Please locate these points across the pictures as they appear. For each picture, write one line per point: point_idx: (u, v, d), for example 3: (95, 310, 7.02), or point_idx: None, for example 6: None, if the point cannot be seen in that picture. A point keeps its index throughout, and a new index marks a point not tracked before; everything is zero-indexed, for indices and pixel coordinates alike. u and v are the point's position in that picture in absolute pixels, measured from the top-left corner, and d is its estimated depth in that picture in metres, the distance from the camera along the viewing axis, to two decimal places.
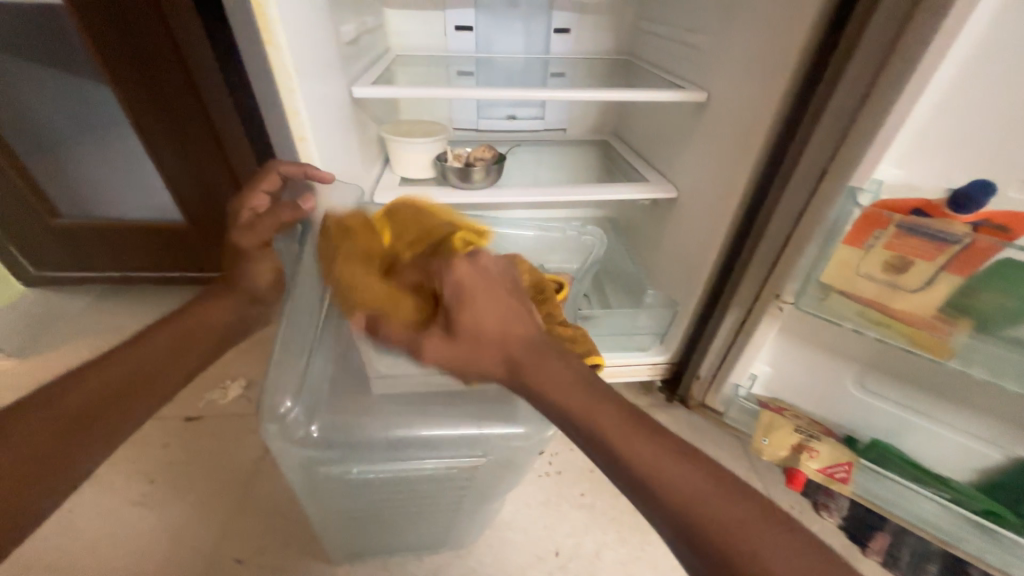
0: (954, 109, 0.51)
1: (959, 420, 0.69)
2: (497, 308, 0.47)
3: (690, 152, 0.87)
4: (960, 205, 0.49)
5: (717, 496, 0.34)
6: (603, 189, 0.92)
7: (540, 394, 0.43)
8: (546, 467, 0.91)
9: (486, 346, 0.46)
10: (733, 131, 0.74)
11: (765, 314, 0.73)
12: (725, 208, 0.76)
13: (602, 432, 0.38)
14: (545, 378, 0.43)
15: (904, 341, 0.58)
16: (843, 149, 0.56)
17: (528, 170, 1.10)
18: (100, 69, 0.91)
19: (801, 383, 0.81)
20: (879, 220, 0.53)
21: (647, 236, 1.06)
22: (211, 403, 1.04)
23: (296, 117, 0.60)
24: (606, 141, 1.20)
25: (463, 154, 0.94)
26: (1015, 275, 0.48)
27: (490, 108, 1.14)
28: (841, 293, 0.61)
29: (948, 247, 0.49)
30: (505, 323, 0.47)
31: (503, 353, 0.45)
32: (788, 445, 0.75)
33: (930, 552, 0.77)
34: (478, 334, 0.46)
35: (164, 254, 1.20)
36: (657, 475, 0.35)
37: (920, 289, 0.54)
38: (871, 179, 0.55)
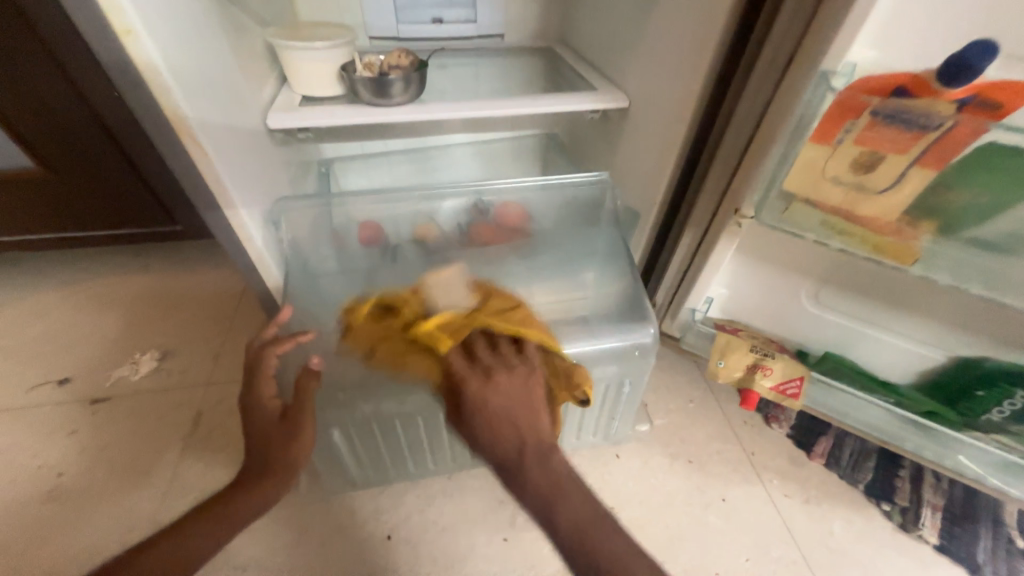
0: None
1: (909, 329, 0.68)
2: (510, 412, 0.51)
3: (642, 51, 0.75)
4: (952, 77, 0.41)
5: (578, 514, 0.46)
6: (548, 100, 0.79)
7: (539, 489, 0.47)
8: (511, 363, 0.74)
9: (501, 453, 0.50)
10: (687, 17, 0.63)
11: (722, 232, 0.66)
12: (679, 115, 0.68)
13: (502, 455, 0.50)
14: (541, 478, 0.48)
15: (869, 251, 0.53)
16: (813, 27, 0.47)
17: (462, 84, 0.94)
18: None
19: (756, 303, 0.78)
20: (856, 105, 0.45)
21: (597, 156, 0.97)
22: (121, 379, 0.92)
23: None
24: (550, 49, 1.05)
25: (375, 63, 0.76)
26: (996, 164, 0.43)
27: (412, 9, 0.95)
28: (804, 200, 0.55)
29: (926, 134, 0.44)
30: (516, 412, 0.51)
31: (513, 463, 0.49)
32: (743, 366, 0.73)
33: (866, 449, 0.86)
34: (489, 420, 0.51)
35: (18, 213, 0.96)
36: (587, 547, 0.44)
37: (891, 187, 0.48)
38: (846, 61, 0.45)
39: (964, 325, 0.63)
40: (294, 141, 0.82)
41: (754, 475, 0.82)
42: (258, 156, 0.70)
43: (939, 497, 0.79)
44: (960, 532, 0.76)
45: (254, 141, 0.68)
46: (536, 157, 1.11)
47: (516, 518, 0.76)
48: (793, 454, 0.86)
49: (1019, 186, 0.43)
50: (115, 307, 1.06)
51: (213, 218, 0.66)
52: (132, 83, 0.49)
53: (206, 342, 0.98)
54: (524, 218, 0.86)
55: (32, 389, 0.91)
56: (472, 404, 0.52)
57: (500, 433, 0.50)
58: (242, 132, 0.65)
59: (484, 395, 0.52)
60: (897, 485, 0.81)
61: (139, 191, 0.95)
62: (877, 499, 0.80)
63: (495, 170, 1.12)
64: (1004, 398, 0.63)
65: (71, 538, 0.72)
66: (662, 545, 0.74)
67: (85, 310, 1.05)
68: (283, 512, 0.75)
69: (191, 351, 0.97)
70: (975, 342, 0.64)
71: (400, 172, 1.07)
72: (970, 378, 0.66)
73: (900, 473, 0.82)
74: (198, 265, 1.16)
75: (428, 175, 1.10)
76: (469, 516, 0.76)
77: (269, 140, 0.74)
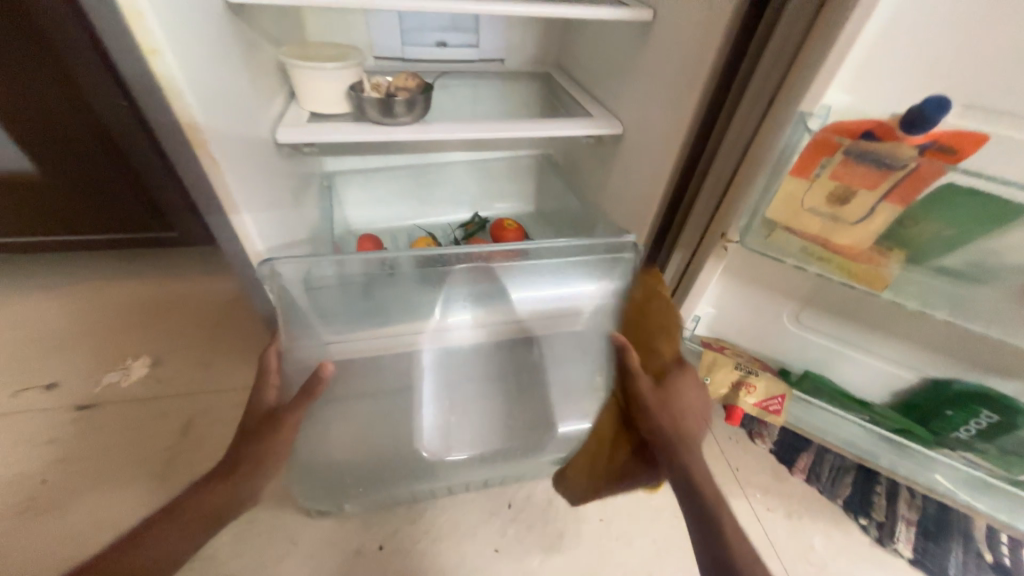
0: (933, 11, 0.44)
1: (883, 349, 0.72)
2: (698, 413, 0.59)
3: (636, 83, 0.80)
4: (914, 125, 0.47)
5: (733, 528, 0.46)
6: (547, 124, 0.83)
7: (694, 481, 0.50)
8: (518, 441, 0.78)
9: (677, 425, 0.56)
10: (678, 54, 0.68)
11: (710, 255, 0.70)
12: (670, 143, 0.72)
13: (677, 425, 0.56)
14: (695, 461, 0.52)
15: (843, 277, 0.58)
16: (791, 71, 0.52)
17: (464, 106, 0.97)
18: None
19: (742, 322, 0.81)
20: (829, 145, 0.50)
21: (592, 177, 1.01)
22: (111, 385, 0.91)
23: (139, 19, 0.46)
24: (547, 74, 1.10)
25: (383, 84, 0.79)
26: (954, 202, 0.47)
27: (418, 33, 0.99)
28: (785, 228, 0.59)
29: (892, 174, 0.48)
30: (700, 410, 0.59)
31: (685, 432, 0.55)
32: (729, 382, 0.77)
33: (845, 466, 0.89)
34: (672, 408, 0.58)
35: (15, 216, 0.95)
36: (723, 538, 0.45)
37: (862, 220, 0.52)
38: (822, 104, 0.51)
39: (932, 346, 0.67)
40: (300, 155, 0.85)
41: (739, 490, 0.85)
42: (266, 168, 0.72)
43: (913, 512, 0.83)
44: (933, 547, 0.80)
45: (263, 154, 0.71)
46: (532, 176, 1.15)
47: (508, 529, 0.77)
48: (776, 469, 0.88)
49: (974, 221, 0.48)
50: (107, 312, 1.06)
51: (220, 227, 0.67)
52: (154, 97, 0.51)
53: (200, 350, 0.99)
54: (522, 256, 0.77)
55: (18, 393, 0.90)
56: (677, 384, 0.60)
57: (682, 404, 0.58)
58: (253, 145, 0.67)
59: (678, 382, 0.61)
60: (874, 500, 0.84)
61: (141, 197, 0.95)
62: (855, 514, 0.83)
63: (492, 187, 1.16)
64: (972, 417, 0.67)
65: (54, 547, 0.70)
66: (650, 558, 0.76)
67: (76, 315, 1.05)
68: (274, 522, 0.75)
69: (184, 358, 0.97)
70: (943, 363, 0.68)
71: (400, 187, 1.10)
72: (939, 397, 0.70)
73: (876, 489, 0.86)
74: (194, 272, 1.16)
75: (427, 191, 1.13)
76: (461, 528, 0.77)
77: (277, 153, 0.77)
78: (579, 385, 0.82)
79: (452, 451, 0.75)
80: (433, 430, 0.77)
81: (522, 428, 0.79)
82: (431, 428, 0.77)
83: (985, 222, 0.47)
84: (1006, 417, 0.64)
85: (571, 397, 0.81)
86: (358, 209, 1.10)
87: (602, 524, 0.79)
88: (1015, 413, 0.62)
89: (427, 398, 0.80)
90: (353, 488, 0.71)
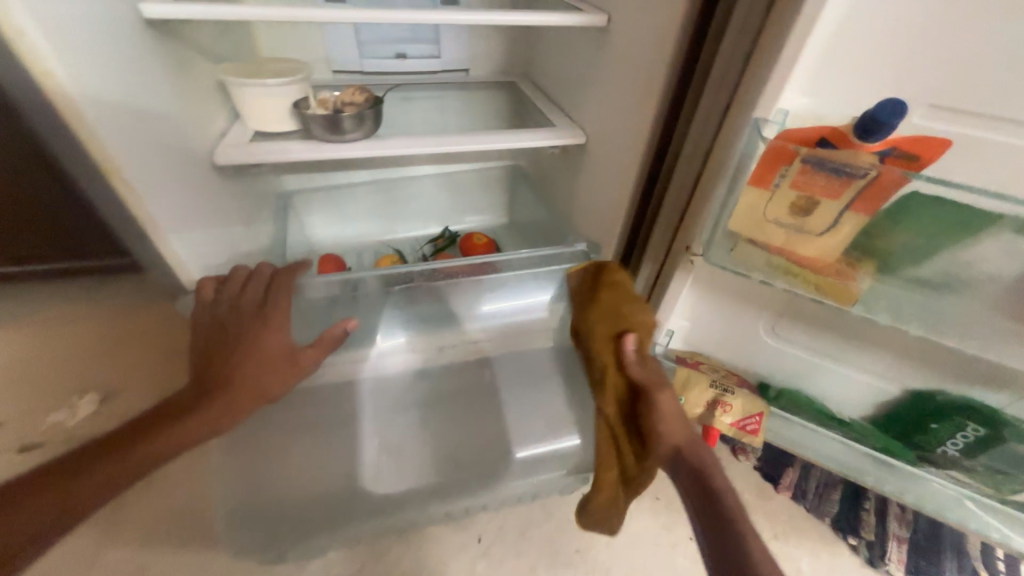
0: (884, 11, 0.42)
1: (863, 362, 0.68)
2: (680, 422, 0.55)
3: (596, 90, 0.77)
4: (869, 131, 0.43)
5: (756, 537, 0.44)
6: (506, 136, 0.80)
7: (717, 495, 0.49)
8: (475, 473, 0.73)
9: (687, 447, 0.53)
10: (634, 60, 0.65)
11: (677, 268, 0.67)
12: (631, 153, 0.69)
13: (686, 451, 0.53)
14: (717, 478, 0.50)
15: (811, 291, 0.54)
16: (745, 76, 0.49)
17: (426, 118, 0.94)
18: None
19: (717, 336, 0.78)
20: (786, 153, 0.46)
21: (560, 188, 0.98)
22: (57, 425, 0.86)
23: (22, 39, 0.41)
24: (514, 83, 1.07)
25: (330, 99, 0.75)
26: (921, 212, 0.44)
27: (375, 44, 0.96)
28: (749, 241, 0.55)
29: (854, 183, 0.44)
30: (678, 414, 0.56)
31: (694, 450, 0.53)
32: (703, 402, 0.73)
33: (832, 481, 0.85)
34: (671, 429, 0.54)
35: None
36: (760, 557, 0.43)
37: (827, 231, 0.49)
38: (778, 109, 0.48)
39: (911, 358, 0.64)
40: (248, 175, 0.80)
41: None
42: (206, 191, 0.68)
43: (904, 530, 0.79)
44: (926, 565, 0.76)
45: (201, 176, 0.67)
46: (502, 187, 1.12)
47: (477, 566, 0.73)
48: (760, 487, 0.84)
49: (944, 232, 0.44)
50: None
51: (153, 257, 0.63)
52: (57, 123, 0.47)
53: (155, 382, 0.94)
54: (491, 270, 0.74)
55: None
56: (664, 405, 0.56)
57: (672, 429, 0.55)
58: (186, 168, 0.63)
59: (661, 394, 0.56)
60: (863, 518, 0.80)
61: None
62: (844, 534, 0.79)
63: (462, 200, 1.12)
64: (957, 431, 0.62)
65: None
66: None
67: None
68: None
69: (137, 392, 0.92)
70: (925, 375, 0.65)
71: (365, 204, 1.06)
72: (921, 410, 0.66)
73: (865, 505, 0.82)
74: None
75: (393, 207, 1.09)
76: (427, 567, 0.72)
77: (220, 175, 0.73)
78: (540, 406, 0.79)
79: (400, 488, 0.70)
80: (381, 467, 0.71)
81: (477, 461, 0.74)
82: (377, 465, 0.71)
83: (955, 233, 0.44)
84: (991, 430, 0.60)
85: (533, 423, 0.77)
86: (322, 228, 1.06)
87: (578, 556, 0.75)
88: (1001, 426, 0.58)
89: (370, 430, 0.75)
90: (306, 531, 0.66)
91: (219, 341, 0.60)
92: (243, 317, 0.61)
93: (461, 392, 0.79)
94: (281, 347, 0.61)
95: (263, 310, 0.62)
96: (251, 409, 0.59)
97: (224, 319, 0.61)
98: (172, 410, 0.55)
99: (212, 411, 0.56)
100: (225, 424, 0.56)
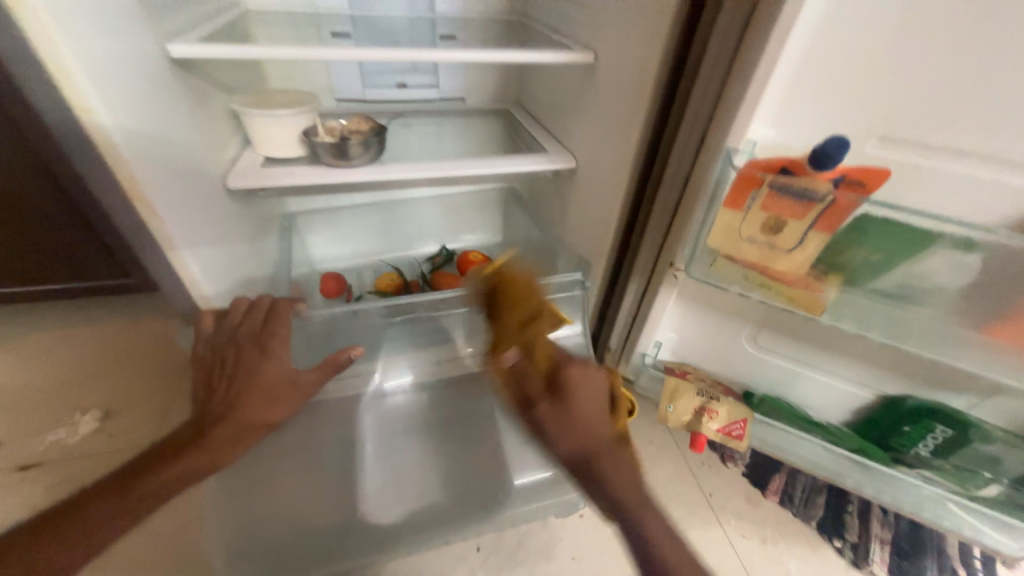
0: (832, 58, 0.48)
1: (838, 370, 0.73)
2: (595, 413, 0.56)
3: (585, 119, 0.83)
4: (821, 163, 0.49)
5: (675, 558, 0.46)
6: (502, 161, 0.85)
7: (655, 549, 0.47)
8: (472, 497, 0.74)
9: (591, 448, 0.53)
10: (618, 93, 0.71)
11: (662, 283, 0.72)
12: (618, 177, 0.75)
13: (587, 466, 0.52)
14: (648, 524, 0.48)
15: (784, 302, 0.59)
16: (717, 111, 0.55)
17: (425, 144, 0.99)
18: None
19: (703, 347, 0.82)
20: (754, 180, 0.52)
21: (552, 208, 1.04)
22: (56, 443, 0.87)
23: (66, 79, 0.45)
24: (508, 111, 1.13)
25: (337, 127, 0.80)
26: (874, 230, 0.50)
27: (377, 75, 1.02)
28: (726, 257, 0.61)
29: (814, 206, 0.49)
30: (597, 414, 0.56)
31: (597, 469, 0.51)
32: (690, 409, 0.77)
33: (818, 486, 0.88)
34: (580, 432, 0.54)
35: None
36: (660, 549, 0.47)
37: (795, 248, 0.54)
38: (746, 140, 0.54)
39: (881, 365, 0.69)
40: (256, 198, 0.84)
41: (713, 517, 0.83)
42: (218, 213, 0.72)
43: (886, 531, 0.82)
44: (908, 566, 0.79)
45: (214, 200, 0.70)
46: (497, 208, 1.17)
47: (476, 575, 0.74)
48: (749, 493, 0.88)
49: (896, 249, 0.50)
50: (56, 365, 1.01)
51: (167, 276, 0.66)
52: (89, 153, 0.51)
53: (156, 400, 0.95)
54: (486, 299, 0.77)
55: None
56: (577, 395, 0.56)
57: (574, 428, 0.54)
58: (201, 192, 0.67)
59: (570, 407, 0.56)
60: (847, 520, 0.84)
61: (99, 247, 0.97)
62: (829, 536, 0.82)
63: (459, 220, 1.17)
64: (927, 433, 0.68)
65: None
66: None
67: (24, 369, 1.00)
68: None
69: (137, 409, 0.93)
70: (895, 380, 0.69)
71: (365, 224, 1.11)
72: (894, 414, 0.71)
73: (849, 508, 0.85)
74: (154, 317, 1.13)
75: (392, 227, 1.13)
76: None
77: (231, 198, 0.77)
78: None
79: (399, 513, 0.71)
80: (381, 494, 0.72)
81: (475, 489, 0.75)
82: (378, 490, 0.73)
83: (905, 249, 0.49)
84: (958, 430, 0.65)
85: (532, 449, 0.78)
86: (324, 248, 1.10)
87: (575, 562, 0.77)
88: (965, 426, 0.65)
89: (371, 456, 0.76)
90: (310, 542, 0.67)
91: (221, 370, 0.63)
92: (241, 347, 0.63)
93: (460, 419, 0.81)
94: (284, 377, 0.64)
95: (260, 341, 0.63)
96: (255, 439, 0.62)
97: (224, 350, 0.63)
98: (181, 442, 0.57)
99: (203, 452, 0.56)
100: (226, 457, 0.58)
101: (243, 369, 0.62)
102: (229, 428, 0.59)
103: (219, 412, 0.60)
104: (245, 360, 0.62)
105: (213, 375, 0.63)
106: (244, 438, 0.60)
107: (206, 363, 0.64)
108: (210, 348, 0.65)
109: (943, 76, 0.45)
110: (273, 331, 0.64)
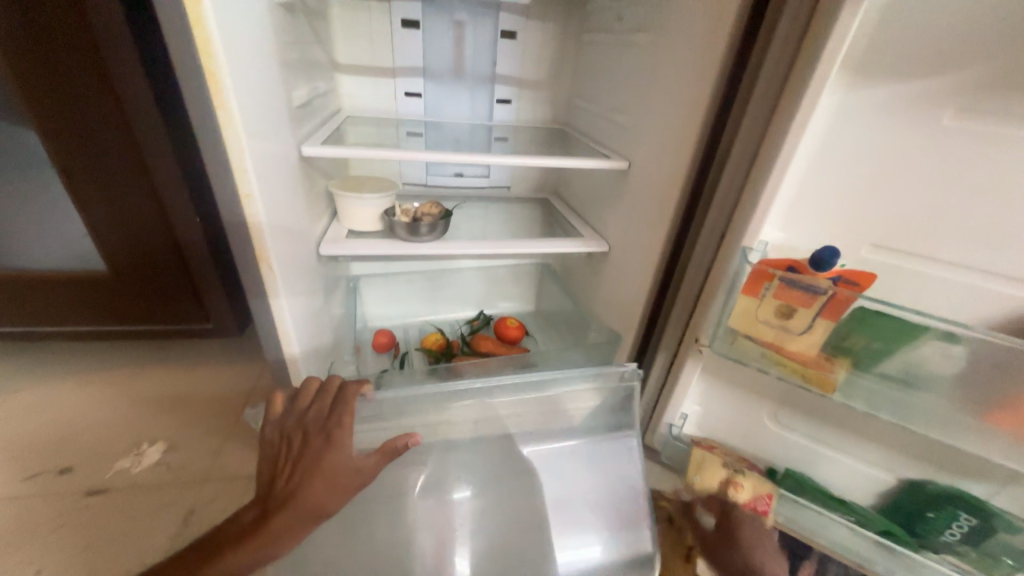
0: (823, 182, 0.62)
1: (858, 451, 0.77)
2: None
3: (618, 212, 0.97)
4: (819, 265, 0.60)
5: None
6: (545, 243, 0.99)
7: None
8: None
9: None
10: (649, 195, 0.86)
11: (688, 358, 0.80)
12: (648, 263, 0.87)
13: None
14: None
15: (799, 379, 0.67)
16: (734, 217, 0.67)
17: (477, 224, 1.15)
18: (14, 96, 0.80)
19: (726, 421, 0.88)
20: (766, 274, 0.62)
21: (584, 284, 1.15)
22: (122, 471, 0.94)
23: (243, 173, 0.61)
24: (547, 199, 1.31)
25: (411, 209, 0.96)
26: (872, 320, 0.58)
27: (440, 166, 1.21)
28: (745, 337, 0.69)
29: (818, 298, 0.59)
30: None
31: None
32: (717, 481, 0.81)
33: None
34: None
35: (70, 308, 1.06)
36: None
37: (805, 332, 0.63)
38: (759, 240, 0.65)
39: (897, 448, 0.73)
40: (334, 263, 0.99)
41: None
42: (308, 274, 0.86)
43: None
44: None
45: (307, 263, 0.84)
46: (532, 281, 1.30)
47: None
48: None
49: (894, 338, 0.58)
50: (129, 398, 1.12)
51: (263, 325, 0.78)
52: (239, 226, 0.65)
53: (212, 438, 1.03)
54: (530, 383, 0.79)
55: (31, 477, 0.93)
56: None
57: None
58: (301, 257, 0.81)
59: None
60: None
61: (187, 293, 1.08)
62: None
63: (497, 290, 1.30)
64: (952, 520, 0.70)
65: None
66: None
67: (99, 400, 1.11)
68: None
69: (196, 445, 1.01)
70: (913, 464, 0.73)
71: (415, 288, 1.24)
72: (918, 498, 0.73)
73: None
74: (216, 361, 1.25)
75: (438, 292, 1.26)
76: None
77: (318, 262, 0.91)
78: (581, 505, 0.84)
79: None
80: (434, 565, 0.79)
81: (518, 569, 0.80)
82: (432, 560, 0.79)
83: (901, 338, 0.58)
84: (982, 520, 0.67)
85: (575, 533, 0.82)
86: (377, 308, 1.23)
87: None
88: (989, 516, 0.66)
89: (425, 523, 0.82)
90: None
91: (288, 455, 0.64)
92: (306, 432, 0.64)
93: (511, 499, 0.86)
94: (345, 465, 0.63)
95: (324, 429, 0.64)
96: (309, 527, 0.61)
97: (290, 433, 0.65)
98: (245, 527, 0.59)
99: (263, 538, 0.58)
100: (285, 543, 0.59)
101: (307, 456, 0.62)
102: (290, 517, 0.59)
103: (282, 498, 0.61)
104: (308, 448, 0.63)
105: (280, 461, 0.64)
106: (304, 528, 0.60)
107: (271, 448, 0.66)
108: (278, 433, 0.66)
109: (913, 200, 0.59)
110: (340, 418, 0.65)
